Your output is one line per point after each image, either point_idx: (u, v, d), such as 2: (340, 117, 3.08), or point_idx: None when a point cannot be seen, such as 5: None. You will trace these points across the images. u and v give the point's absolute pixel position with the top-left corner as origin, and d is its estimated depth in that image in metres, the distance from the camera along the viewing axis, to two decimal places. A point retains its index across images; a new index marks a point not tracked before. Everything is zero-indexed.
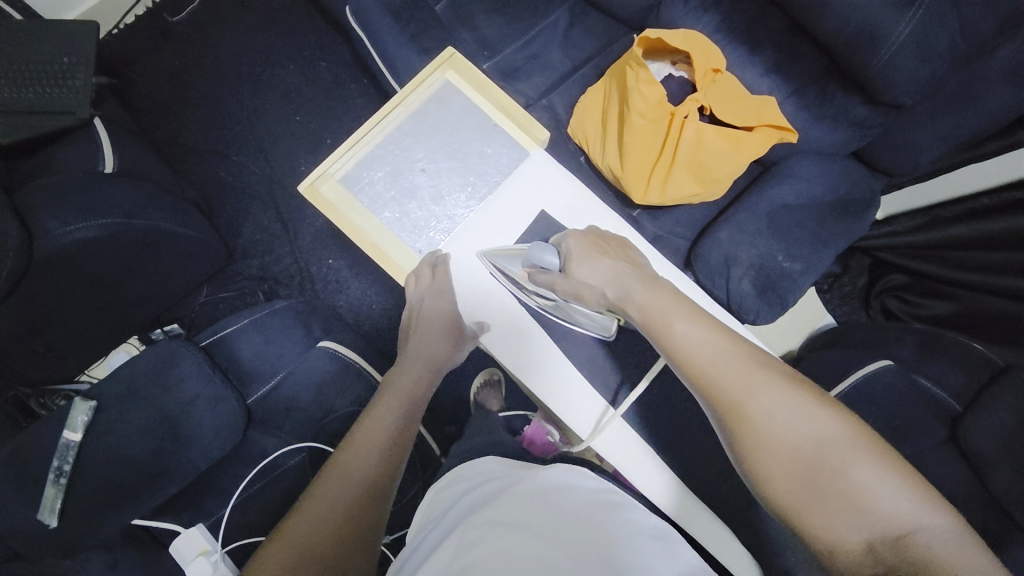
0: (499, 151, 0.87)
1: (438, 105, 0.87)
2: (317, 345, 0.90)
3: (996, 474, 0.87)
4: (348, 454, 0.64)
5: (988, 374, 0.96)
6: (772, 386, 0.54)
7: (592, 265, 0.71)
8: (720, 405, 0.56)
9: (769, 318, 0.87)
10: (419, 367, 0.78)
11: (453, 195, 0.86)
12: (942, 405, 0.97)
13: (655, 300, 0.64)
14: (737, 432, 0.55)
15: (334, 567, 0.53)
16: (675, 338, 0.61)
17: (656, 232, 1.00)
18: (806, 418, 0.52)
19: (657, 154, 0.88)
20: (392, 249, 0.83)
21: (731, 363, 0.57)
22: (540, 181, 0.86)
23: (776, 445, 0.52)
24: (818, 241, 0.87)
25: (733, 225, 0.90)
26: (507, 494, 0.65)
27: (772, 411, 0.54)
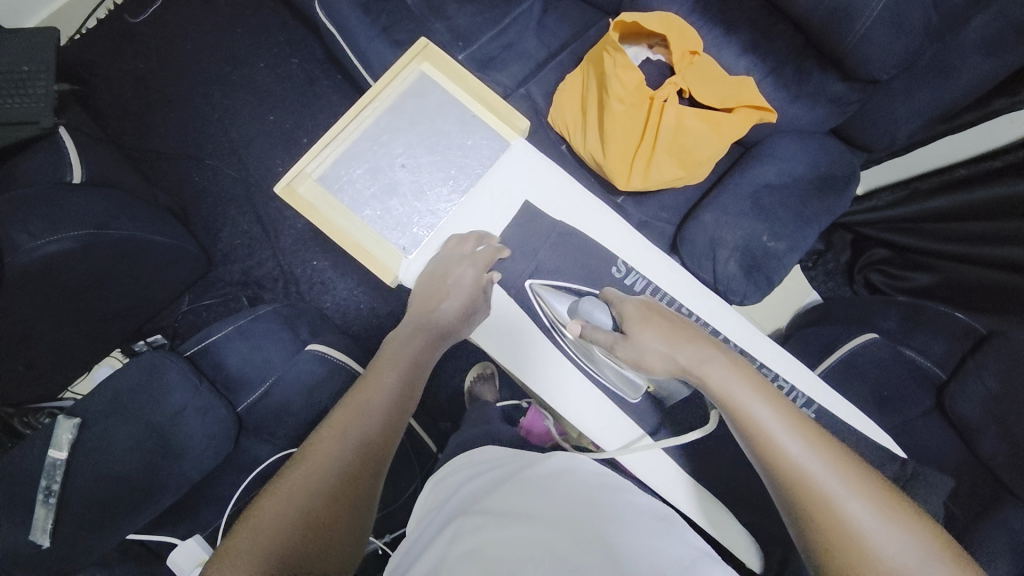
0: (480, 143, 0.86)
1: (415, 99, 0.86)
2: (305, 349, 0.87)
3: (982, 438, 0.90)
4: (342, 420, 0.62)
5: (972, 341, 0.98)
6: (862, 489, 0.51)
7: (658, 332, 0.65)
8: (808, 504, 0.51)
9: (756, 298, 0.88)
10: (426, 329, 0.75)
11: (435, 190, 0.84)
12: (926, 374, 1.00)
13: (730, 377, 0.60)
14: (819, 535, 0.50)
15: (320, 527, 0.53)
16: (757, 422, 0.56)
17: (642, 218, 1.00)
18: (900, 538, 0.48)
19: (639, 139, 0.87)
20: (375, 248, 0.80)
21: (824, 466, 0.52)
22: (522, 171, 0.85)
23: (864, 555, 0.49)
24: (802, 219, 0.88)
25: (717, 207, 0.90)
26: (511, 483, 0.64)
27: (866, 526, 0.49)
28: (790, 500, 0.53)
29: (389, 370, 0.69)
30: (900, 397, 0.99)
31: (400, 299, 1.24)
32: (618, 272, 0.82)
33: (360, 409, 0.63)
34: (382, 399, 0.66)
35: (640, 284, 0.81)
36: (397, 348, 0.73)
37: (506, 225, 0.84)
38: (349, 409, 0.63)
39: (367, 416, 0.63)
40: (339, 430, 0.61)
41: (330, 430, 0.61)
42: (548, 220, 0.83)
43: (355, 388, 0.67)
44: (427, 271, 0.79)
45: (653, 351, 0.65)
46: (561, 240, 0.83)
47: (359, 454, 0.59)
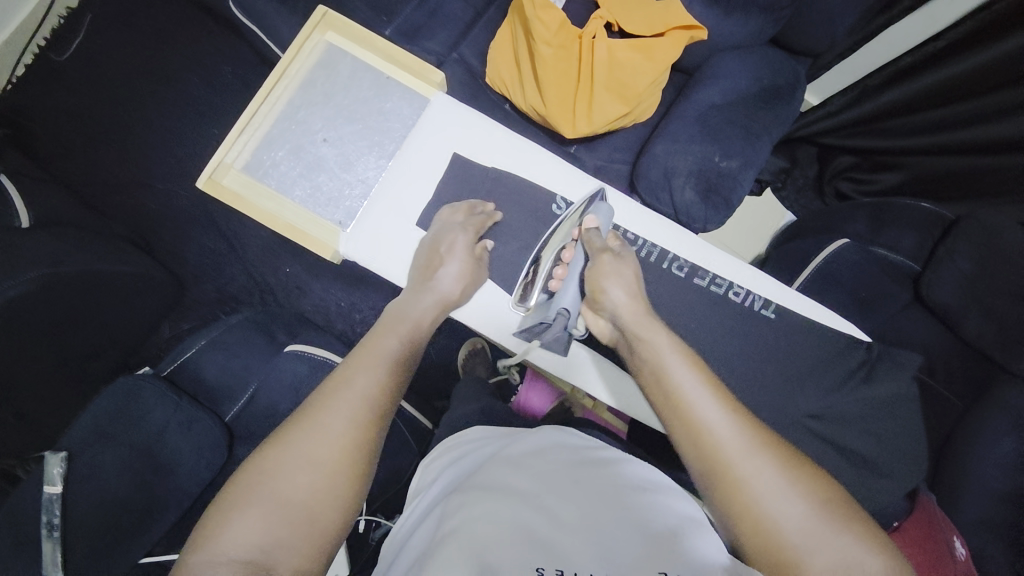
0: (399, 104, 0.85)
1: (325, 72, 0.85)
2: (286, 352, 0.88)
3: (967, 321, 0.94)
4: (334, 392, 0.59)
5: (941, 227, 1.00)
6: (769, 453, 0.53)
7: (620, 269, 0.67)
8: (716, 466, 0.53)
9: (718, 221, 0.88)
10: (428, 304, 0.70)
11: (362, 159, 0.83)
12: (901, 269, 1.00)
13: (660, 346, 0.61)
14: (726, 496, 0.53)
15: (298, 528, 0.52)
16: (678, 389, 0.58)
17: (596, 163, 0.99)
18: (781, 492, 0.51)
19: (575, 82, 0.86)
20: (310, 227, 0.80)
21: (726, 421, 0.55)
22: (452, 124, 0.83)
23: (760, 514, 0.51)
24: (751, 135, 0.87)
25: (667, 138, 0.89)
26: (501, 458, 0.65)
27: (757, 476, 0.52)
28: (699, 464, 0.55)
29: (393, 335, 0.66)
30: (878, 296, 1.00)
31: (377, 290, 1.24)
32: (558, 209, 0.81)
33: (358, 380, 0.61)
34: (379, 372, 0.62)
35: None
36: (395, 310, 0.70)
37: (438, 182, 0.81)
38: (346, 380, 0.60)
39: (363, 392, 0.60)
40: (332, 404, 0.58)
41: (323, 401, 0.59)
42: (487, 173, 0.82)
43: (356, 354, 0.64)
44: (422, 243, 0.77)
45: (616, 271, 0.66)
46: (496, 185, 0.82)
47: (352, 432, 0.57)
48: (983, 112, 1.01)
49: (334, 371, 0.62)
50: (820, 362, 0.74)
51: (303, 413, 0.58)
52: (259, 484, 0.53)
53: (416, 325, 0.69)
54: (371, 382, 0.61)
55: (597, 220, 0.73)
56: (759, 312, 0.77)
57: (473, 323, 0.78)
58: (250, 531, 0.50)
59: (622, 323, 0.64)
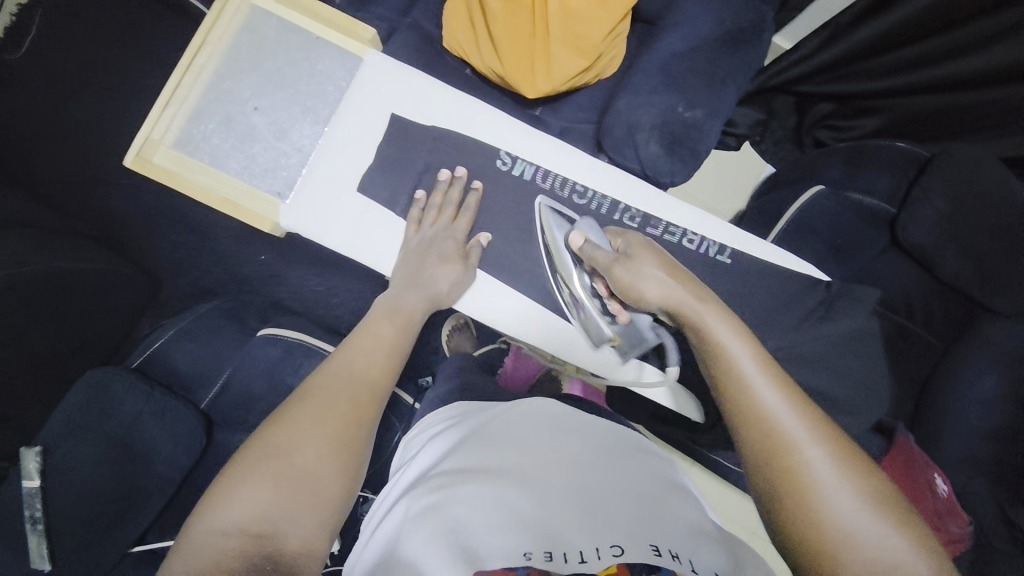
0: (331, 65, 0.82)
1: (250, 38, 0.81)
2: (258, 337, 0.87)
3: (944, 261, 0.93)
4: (331, 374, 0.60)
5: (916, 167, 0.98)
6: (829, 441, 0.52)
7: (643, 261, 0.64)
8: (774, 449, 0.52)
9: (685, 174, 0.86)
10: (421, 293, 0.70)
11: (297, 127, 0.81)
12: (877, 212, 0.98)
13: (719, 329, 0.59)
14: (780, 480, 0.51)
15: (297, 495, 0.50)
16: (736, 372, 0.56)
17: (562, 125, 0.97)
18: (843, 485, 0.50)
19: (530, 38, 0.84)
20: (246, 199, 0.78)
21: (785, 407, 0.53)
22: (389, 81, 0.80)
23: (819, 508, 0.49)
24: (715, 81, 0.85)
25: (630, 91, 0.87)
26: (492, 433, 0.64)
27: (819, 465, 0.51)
28: (758, 453, 0.53)
29: (386, 324, 0.67)
30: (855, 242, 0.98)
31: (355, 272, 1.23)
32: (503, 164, 0.79)
33: (354, 364, 0.62)
34: (375, 359, 0.63)
35: (528, 173, 0.79)
36: (385, 301, 0.71)
37: (379, 145, 0.78)
38: (345, 364, 0.61)
39: (360, 374, 0.61)
40: (334, 385, 0.58)
41: (326, 383, 0.58)
42: (428, 132, 0.79)
43: (351, 343, 0.65)
44: (409, 243, 0.75)
45: (639, 270, 0.63)
46: (438, 143, 0.79)
47: (352, 412, 0.56)
48: (960, 47, 1.03)
49: (334, 355, 0.62)
50: (785, 307, 0.75)
51: (305, 393, 0.57)
52: (266, 462, 0.50)
53: (410, 314, 0.70)
54: (371, 368, 0.62)
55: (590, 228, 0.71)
56: (716, 259, 0.76)
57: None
58: (250, 500, 0.48)
59: (674, 307, 0.61)
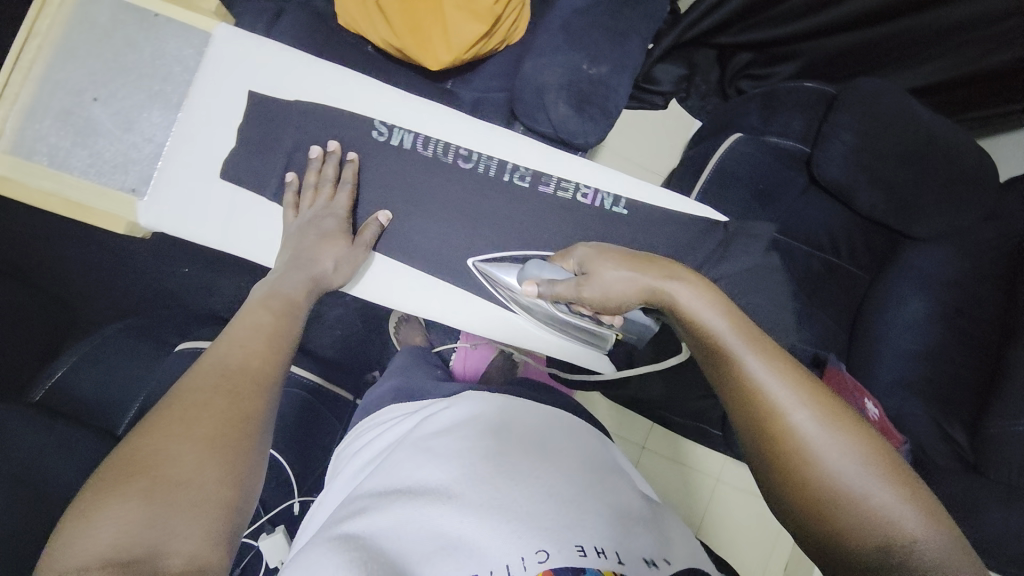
0: (178, 45, 0.76)
1: (79, 23, 0.75)
2: (176, 352, 0.87)
3: (859, 194, 0.95)
4: (208, 371, 0.52)
5: (825, 104, 1.00)
6: (813, 400, 0.49)
7: (606, 265, 0.64)
8: (754, 409, 0.50)
9: (599, 134, 0.84)
10: (302, 274, 0.66)
11: (145, 115, 0.75)
12: (793, 153, 1.00)
13: (690, 297, 0.57)
14: (763, 438, 0.49)
15: (174, 509, 0.42)
16: (711, 335, 0.54)
17: (474, 96, 0.94)
18: (827, 439, 0.47)
19: (422, 6, 0.81)
20: (98, 200, 0.72)
21: (762, 366, 0.51)
22: (245, 56, 0.76)
23: (806, 463, 0.47)
24: (617, 35, 0.83)
25: (533, 52, 0.84)
26: (431, 434, 0.57)
27: (800, 420, 0.48)
28: (743, 419, 0.51)
29: (264, 313, 0.60)
30: (776, 185, 1.00)
31: None
32: (379, 134, 0.77)
33: (228, 356, 0.54)
34: (256, 347, 0.56)
35: (407, 141, 0.78)
36: (263, 290, 0.63)
37: (240, 124, 0.75)
38: (217, 357, 0.53)
39: (237, 366, 0.53)
40: (207, 382, 0.50)
41: (197, 383, 0.50)
42: (290, 107, 0.76)
43: (227, 335, 0.57)
44: (290, 231, 0.71)
45: (604, 283, 0.63)
46: (307, 117, 0.76)
47: (230, 406, 0.49)
48: None
49: (208, 351, 0.54)
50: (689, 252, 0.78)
51: (174, 396, 0.49)
52: (132, 478, 0.42)
53: (292, 296, 0.64)
54: (252, 359, 0.54)
55: (536, 267, 0.71)
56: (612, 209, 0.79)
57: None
58: (113, 524, 0.40)
59: (644, 290, 0.60)
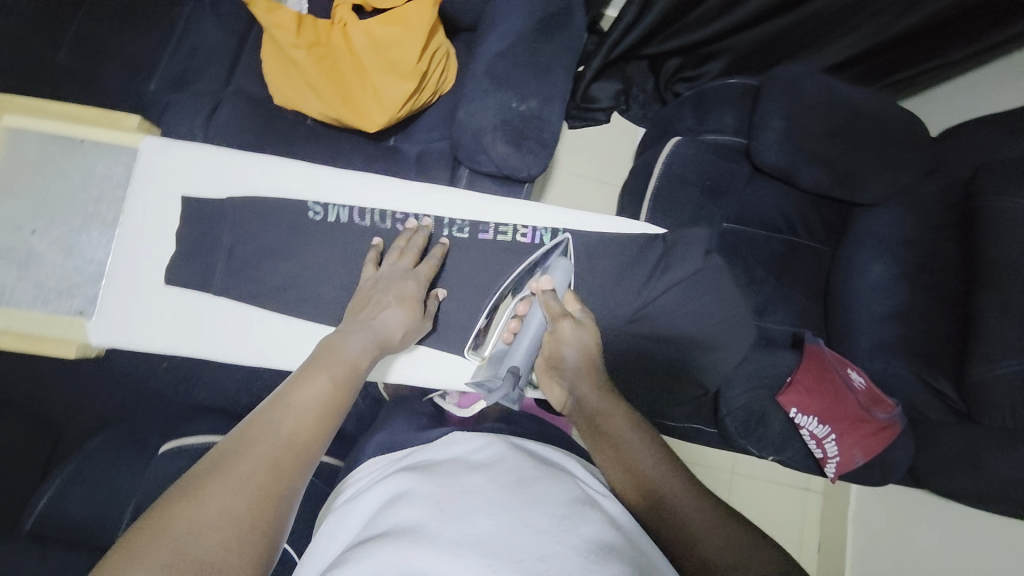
0: (110, 164, 0.79)
1: (10, 160, 0.77)
2: (162, 454, 0.84)
3: (803, 173, 0.98)
4: (256, 433, 0.47)
5: (751, 95, 1.04)
6: (703, 510, 0.52)
7: (586, 347, 0.67)
8: (653, 519, 0.53)
9: (541, 163, 0.86)
10: (368, 338, 0.64)
11: (86, 237, 0.77)
12: (732, 147, 1.04)
13: (610, 411, 0.63)
14: (667, 547, 0.51)
15: None
16: (617, 445, 0.59)
17: (419, 149, 0.96)
18: (714, 547, 0.49)
19: (348, 76, 0.84)
20: (48, 329, 0.74)
21: (658, 474, 0.55)
22: (173, 164, 0.79)
23: (701, 567, 0.49)
24: (541, 70, 0.87)
25: (465, 99, 0.87)
26: (407, 479, 0.54)
27: (690, 530, 0.51)
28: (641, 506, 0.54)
29: (326, 376, 0.56)
30: (723, 179, 1.03)
31: None
32: (315, 215, 0.79)
33: (282, 423, 0.49)
34: (310, 416, 0.51)
35: (344, 215, 0.80)
36: (337, 347, 0.61)
37: (178, 231, 0.77)
38: (273, 420, 0.49)
39: (288, 437, 0.48)
40: (254, 454, 0.46)
41: (244, 449, 0.46)
42: (225, 204, 0.78)
43: (284, 393, 0.53)
44: (366, 285, 0.72)
45: (574, 342, 0.67)
46: (243, 210, 0.78)
47: (269, 483, 0.44)
48: None
49: (264, 411, 0.50)
50: (638, 263, 0.81)
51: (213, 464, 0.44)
52: (146, 555, 0.38)
53: (356, 359, 0.61)
54: (303, 430, 0.50)
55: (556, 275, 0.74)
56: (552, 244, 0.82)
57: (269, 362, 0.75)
58: None
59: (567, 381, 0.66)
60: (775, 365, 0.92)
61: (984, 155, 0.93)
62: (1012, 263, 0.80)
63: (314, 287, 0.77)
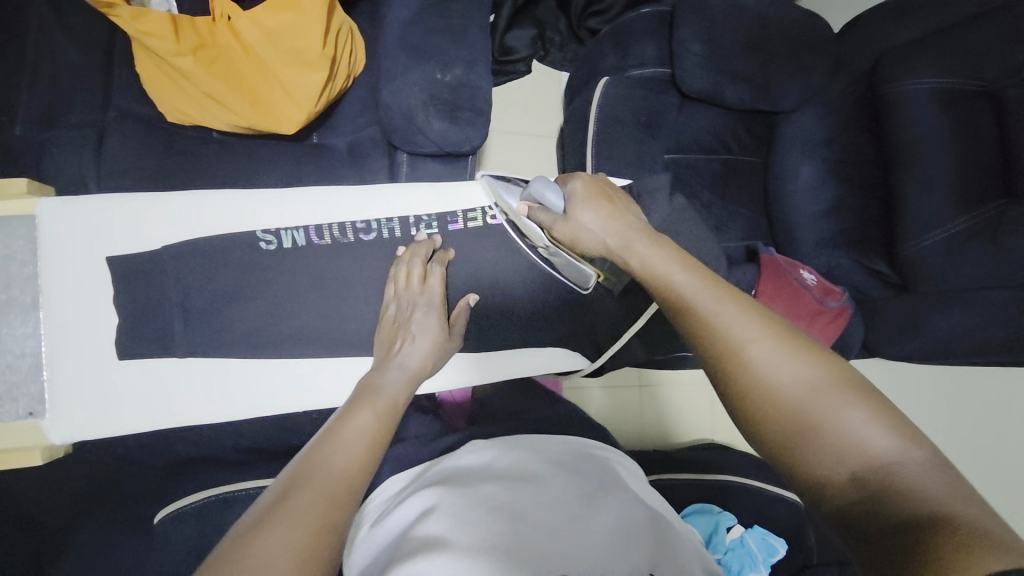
0: (10, 244, 0.70)
1: None
2: (161, 523, 0.77)
3: (729, 92, 1.00)
4: (308, 470, 0.47)
5: (666, 22, 1.04)
6: (772, 335, 0.50)
7: (593, 212, 0.67)
8: (714, 347, 0.51)
9: (482, 134, 0.82)
10: (401, 372, 0.65)
11: (9, 329, 0.69)
12: (659, 77, 1.05)
13: (655, 254, 0.60)
14: (729, 370, 0.50)
15: None
16: (667, 282, 0.57)
17: (347, 141, 0.89)
18: (789, 367, 0.48)
19: (249, 77, 0.76)
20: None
21: (726, 304, 0.53)
22: (88, 228, 0.72)
23: (769, 383, 0.48)
24: (457, 32, 0.81)
25: (385, 78, 0.81)
26: (429, 491, 0.55)
27: (764, 355, 0.49)
28: (693, 342, 0.53)
29: (371, 412, 0.57)
30: (656, 112, 1.04)
31: None
32: (268, 243, 0.76)
33: (336, 453, 0.50)
34: (358, 452, 0.51)
35: (300, 237, 0.77)
36: (372, 385, 0.62)
37: (116, 302, 0.71)
38: (327, 453, 0.49)
39: (340, 472, 0.48)
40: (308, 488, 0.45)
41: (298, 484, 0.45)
42: (161, 255, 0.73)
43: (332, 430, 0.53)
44: (389, 313, 0.73)
45: (585, 224, 0.67)
46: (187, 257, 0.74)
47: (323, 514, 0.43)
48: None
49: (316, 448, 0.50)
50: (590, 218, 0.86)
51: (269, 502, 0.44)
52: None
53: (395, 393, 0.62)
54: (359, 457, 0.51)
55: (534, 200, 0.73)
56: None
57: (254, 410, 0.74)
58: None
59: (622, 254, 0.64)
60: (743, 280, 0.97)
61: (880, 44, 0.99)
62: (922, 141, 0.88)
63: (290, 317, 0.76)
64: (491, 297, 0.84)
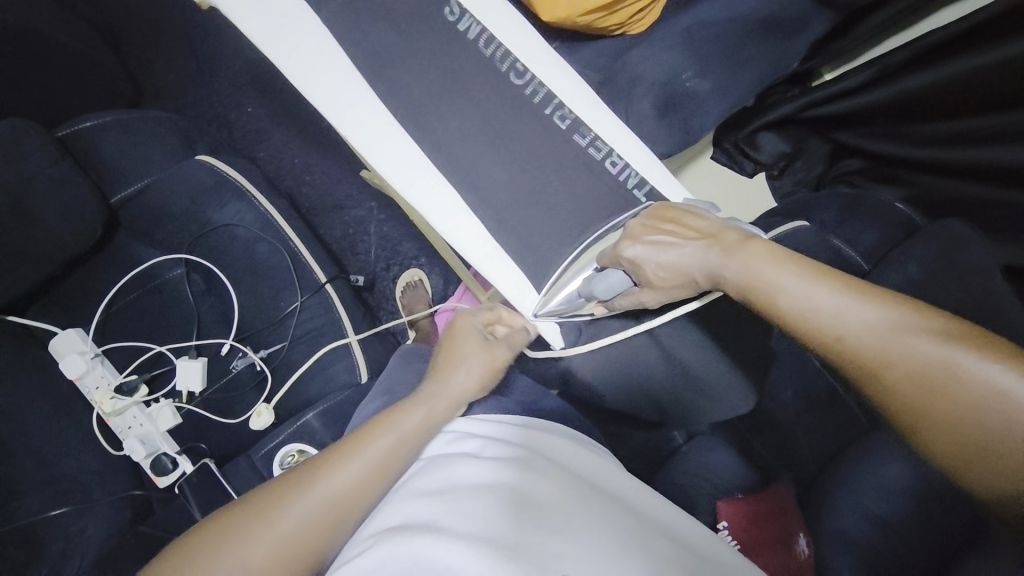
0: None
1: None
2: (196, 161, 0.94)
3: None
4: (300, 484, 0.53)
5: (905, 231, 0.91)
6: (929, 336, 0.46)
7: (665, 248, 0.62)
8: (851, 361, 0.48)
9: (667, 146, 0.81)
10: (438, 396, 0.63)
11: None
12: (850, 264, 0.90)
13: (765, 264, 0.55)
14: (869, 386, 0.48)
15: None
16: (788, 297, 0.52)
17: (572, 66, 0.91)
18: (964, 376, 0.44)
19: None
20: None
21: (867, 319, 0.48)
22: None
23: (938, 407, 0.45)
24: (732, 63, 0.79)
25: (646, 45, 0.83)
26: (433, 469, 0.55)
27: (932, 361, 0.45)
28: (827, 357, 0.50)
29: (377, 427, 0.59)
30: None
31: (336, 156, 1.20)
32: (451, 14, 0.80)
33: (337, 479, 0.54)
34: (359, 470, 0.55)
35: (472, 31, 0.80)
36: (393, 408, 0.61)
37: None
38: (324, 479, 0.53)
39: (331, 494, 0.53)
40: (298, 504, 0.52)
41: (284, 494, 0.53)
42: None
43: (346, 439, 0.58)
44: (454, 335, 0.72)
45: (668, 275, 0.63)
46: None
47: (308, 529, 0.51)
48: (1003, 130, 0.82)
49: (319, 459, 0.56)
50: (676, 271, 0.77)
51: (266, 503, 0.52)
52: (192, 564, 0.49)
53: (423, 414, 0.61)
54: (354, 486, 0.54)
55: (609, 295, 0.69)
56: (631, 190, 0.77)
57: (310, 98, 0.77)
58: None
59: (724, 286, 0.59)
60: (739, 476, 0.82)
61: None
62: None
63: (402, 73, 0.79)
64: (543, 221, 0.77)
